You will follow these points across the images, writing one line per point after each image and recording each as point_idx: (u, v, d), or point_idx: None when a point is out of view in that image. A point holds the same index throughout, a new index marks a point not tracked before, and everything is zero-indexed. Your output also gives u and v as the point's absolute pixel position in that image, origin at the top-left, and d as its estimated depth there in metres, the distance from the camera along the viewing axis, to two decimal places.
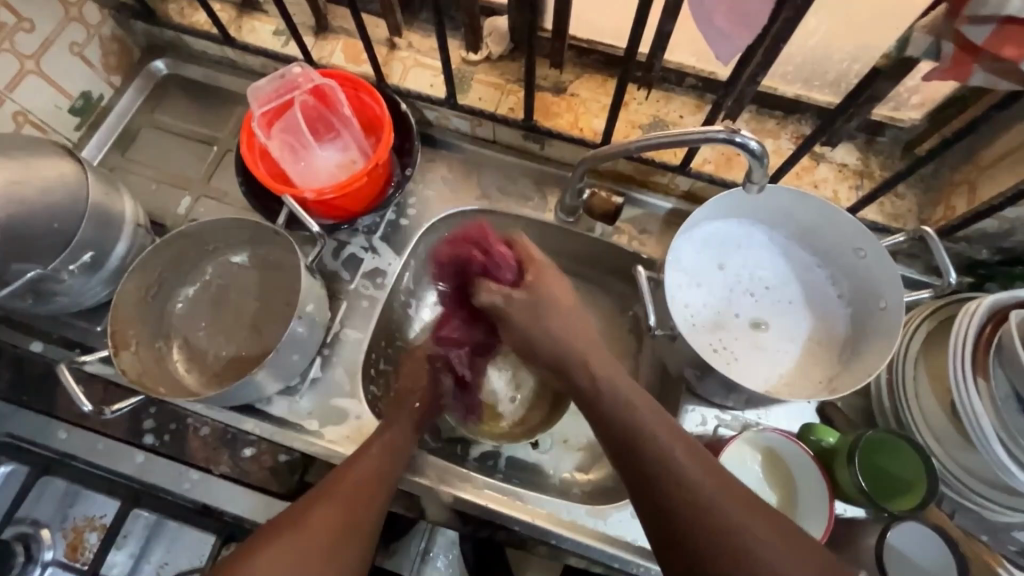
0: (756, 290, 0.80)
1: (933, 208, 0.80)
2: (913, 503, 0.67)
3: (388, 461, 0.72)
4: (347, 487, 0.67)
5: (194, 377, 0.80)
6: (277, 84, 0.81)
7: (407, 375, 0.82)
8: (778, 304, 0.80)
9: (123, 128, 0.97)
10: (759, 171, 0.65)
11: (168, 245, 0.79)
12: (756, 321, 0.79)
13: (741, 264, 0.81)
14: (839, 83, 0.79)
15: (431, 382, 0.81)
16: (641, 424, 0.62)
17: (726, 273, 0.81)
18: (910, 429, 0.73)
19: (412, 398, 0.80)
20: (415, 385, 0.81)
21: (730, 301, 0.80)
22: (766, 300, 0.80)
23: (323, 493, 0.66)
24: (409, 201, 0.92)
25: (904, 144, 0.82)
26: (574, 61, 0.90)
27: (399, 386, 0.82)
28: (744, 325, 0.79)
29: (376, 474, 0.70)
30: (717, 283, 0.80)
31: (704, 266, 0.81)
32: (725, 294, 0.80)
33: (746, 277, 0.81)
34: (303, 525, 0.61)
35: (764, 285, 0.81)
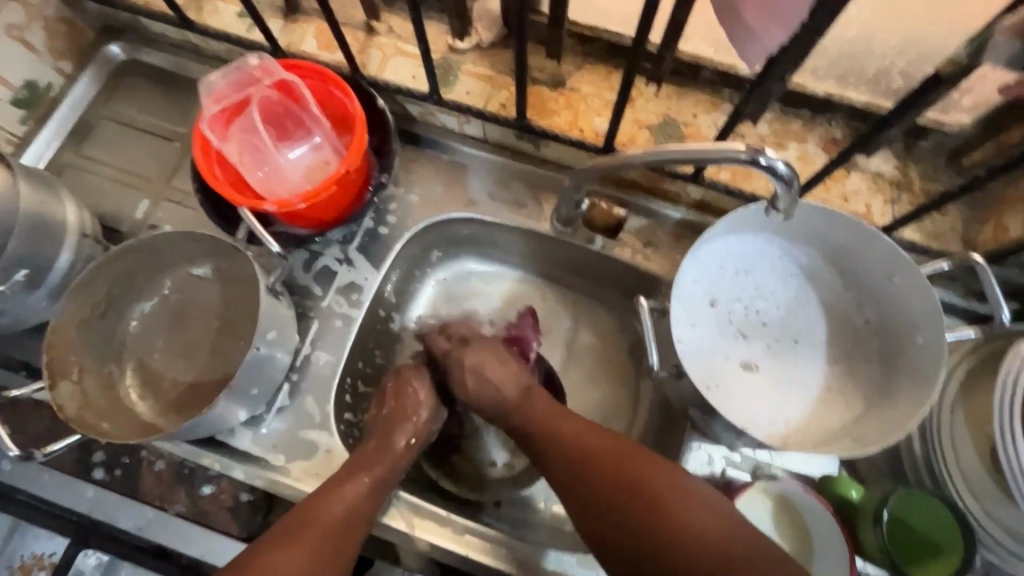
0: (751, 333, 0.71)
1: (979, 227, 0.70)
2: (942, 573, 0.60)
3: (370, 498, 0.65)
4: (321, 530, 0.60)
5: (148, 405, 0.73)
6: (234, 77, 0.71)
7: (400, 401, 0.74)
8: (774, 350, 0.71)
9: (77, 120, 0.88)
10: (786, 193, 0.56)
11: (116, 260, 0.71)
12: (757, 370, 0.70)
13: (735, 297, 0.72)
14: (879, 81, 0.68)
15: (422, 410, 0.74)
16: (562, 426, 0.65)
17: (718, 312, 0.71)
18: (945, 484, 0.64)
19: (406, 433, 0.72)
20: (411, 411, 0.73)
21: (725, 346, 0.70)
22: (763, 345, 0.71)
23: (295, 534, 0.59)
24: (390, 206, 0.83)
25: (948, 151, 0.72)
26: (575, 49, 0.79)
27: (387, 411, 0.73)
28: (742, 373, 0.69)
29: (351, 512, 0.63)
30: (712, 321, 0.71)
31: (697, 301, 0.71)
32: (726, 333, 0.71)
33: (741, 311, 0.72)
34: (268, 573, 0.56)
35: (763, 322, 0.72)
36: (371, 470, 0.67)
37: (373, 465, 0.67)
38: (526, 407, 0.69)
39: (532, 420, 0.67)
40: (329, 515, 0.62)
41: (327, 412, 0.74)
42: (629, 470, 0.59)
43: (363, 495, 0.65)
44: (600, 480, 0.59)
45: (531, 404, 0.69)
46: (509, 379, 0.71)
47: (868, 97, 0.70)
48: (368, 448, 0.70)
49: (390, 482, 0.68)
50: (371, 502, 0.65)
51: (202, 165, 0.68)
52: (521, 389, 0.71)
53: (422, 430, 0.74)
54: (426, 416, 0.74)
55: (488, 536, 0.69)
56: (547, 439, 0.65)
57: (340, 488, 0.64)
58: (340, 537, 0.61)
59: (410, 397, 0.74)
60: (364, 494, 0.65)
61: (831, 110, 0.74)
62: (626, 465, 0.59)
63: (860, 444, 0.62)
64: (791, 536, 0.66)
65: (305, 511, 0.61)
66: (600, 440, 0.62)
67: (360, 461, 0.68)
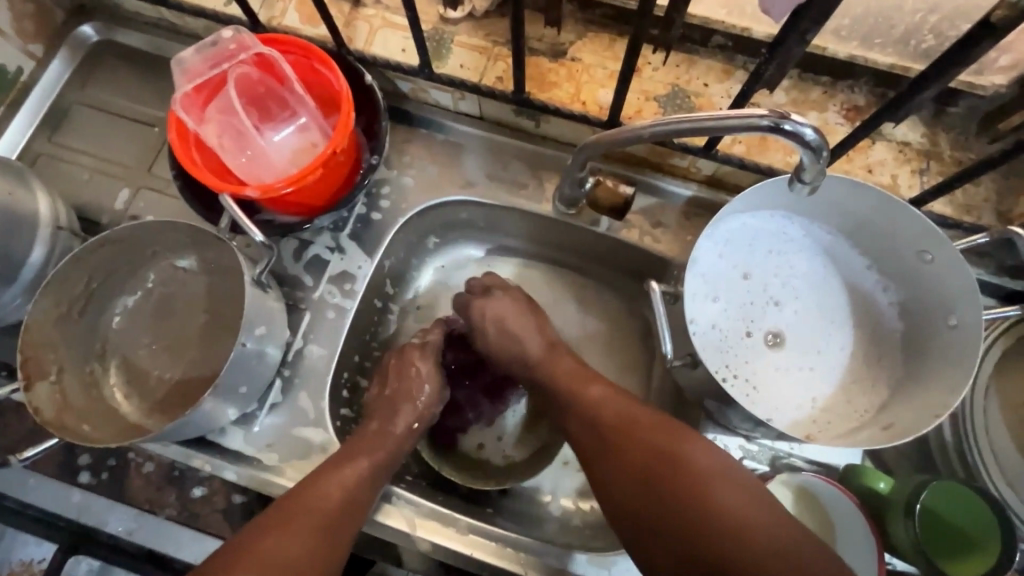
0: (786, 302, 0.67)
1: (1015, 198, 0.65)
2: (984, 568, 0.56)
3: (370, 481, 0.63)
4: (315, 513, 0.57)
5: (134, 404, 0.69)
6: (209, 53, 0.66)
7: (403, 382, 0.71)
8: (805, 320, 0.67)
9: (51, 106, 0.83)
10: (814, 163, 0.52)
11: (92, 252, 0.67)
12: (785, 344, 0.66)
13: (770, 273, 0.68)
14: (907, 40, 0.64)
15: (425, 390, 0.72)
16: (578, 386, 0.63)
17: (751, 284, 0.67)
18: (979, 475, 0.60)
19: (407, 415, 0.69)
20: (413, 392, 0.71)
21: (749, 317, 0.66)
22: (794, 315, 0.67)
23: (291, 516, 0.56)
24: (383, 190, 0.78)
25: (981, 116, 0.67)
26: (576, 17, 0.74)
27: (391, 390, 0.71)
28: (768, 349, 0.65)
29: (348, 501, 0.60)
30: (740, 296, 0.67)
31: (723, 273, 0.67)
32: (745, 308, 0.67)
33: (777, 285, 0.68)
34: (256, 559, 0.52)
35: (795, 296, 0.68)
36: (372, 454, 0.64)
37: (376, 450, 0.65)
38: (554, 372, 0.66)
39: (565, 391, 0.64)
40: (329, 497, 0.59)
41: (322, 409, 0.71)
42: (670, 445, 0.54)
43: (364, 481, 0.62)
44: (644, 468, 0.54)
45: (559, 370, 0.66)
46: (535, 335, 0.70)
47: (894, 58, 0.64)
48: (368, 429, 0.68)
49: (390, 468, 0.66)
50: (370, 487, 0.62)
51: (179, 151, 0.64)
52: (547, 348, 0.69)
53: (425, 414, 0.71)
54: (427, 398, 0.72)
55: (494, 537, 0.66)
56: (570, 404, 0.63)
57: (341, 471, 0.61)
58: (337, 520, 0.58)
59: (412, 378, 0.72)
60: (363, 479, 0.62)
61: (854, 74, 0.68)
62: (645, 433, 0.56)
63: (891, 433, 0.58)
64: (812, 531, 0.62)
65: (301, 492, 0.59)
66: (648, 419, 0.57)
67: (360, 444, 0.65)
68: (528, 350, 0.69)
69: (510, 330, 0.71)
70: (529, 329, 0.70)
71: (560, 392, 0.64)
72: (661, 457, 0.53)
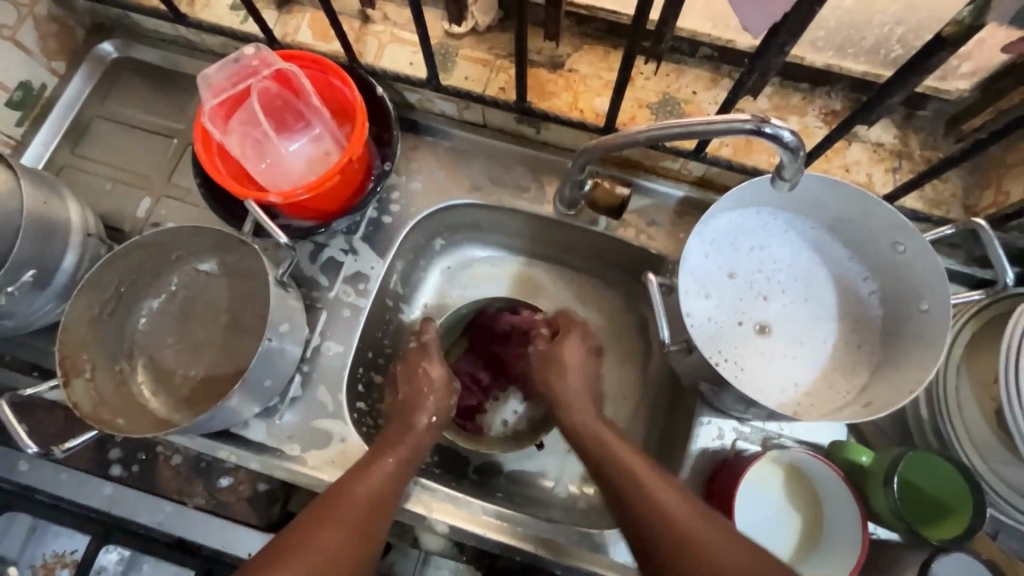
0: (774, 296, 0.72)
1: (980, 192, 0.71)
2: (958, 532, 0.61)
3: (396, 479, 0.67)
4: (350, 507, 0.61)
5: (161, 401, 0.73)
6: (231, 69, 0.71)
7: (414, 384, 0.76)
8: (790, 313, 0.72)
9: (74, 121, 0.87)
10: (793, 163, 0.57)
11: (121, 257, 0.70)
12: (771, 332, 0.71)
13: (753, 268, 0.73)
14: (878, 50, 0.70)
15: (434, 382, 0.77)
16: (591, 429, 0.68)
17: (737, 282, 0.72)
18: (952, 447, 0.65)
19: (427, 411, 0.74)
20: (423, 390, 0.75)
21: (739, 309, 0.71)
22: (780, 308, 0.72)
23: (326, 513, 0.60)
24: (393, 195, 0.83)
25: (948, 118, 0.72)
26: (573, 30, 0.79)
27: (404, 394, 0.76)
28: (757, 337, 0.70)
29: (378, 497, 0.64)
30: (729, 293, 0.72)
31: (711, 273, 0.72)
32: (734, 302, 0.72)
33: (762, 280, 0.73)
34: (303, 552, 0.56)
35: (781, 290, 0.73)
36: (397, 451, 0.68)
37: (397, 447, 0.69)
38: (597, 433, 0.67)
39: (606, 453, 0.65)
40: (358, 495, 0.63)
41: (339, 401, 0.75)
42: (705, 537, 0.54)
43: (389, 477, 0.66)
44: (665, 539, 0.56)
45: (598, 431, 0.68)
46: (576, 383, 0.74)
47: (868, 66, 0.70)
48: (392, 430, 0.72)
49: (414, 463, 0.69)
50: (397, 484, 0.66)
51: (205, 160, 0.68)
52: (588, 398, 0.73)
53: (441, 407, 0.75)
54: (437, 391, 0.76)
55: (504, 517, 0.71)
56: (605, 471, 0.63)
57: (369, 471, 0.65)
58: (371, 520, 0.62)
59: (421, 377, 0.76)
60: (390, 477, 0.66)
61: (830, 81, 0.74)
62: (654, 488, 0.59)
63: (871, 409, 0.64)
64: (803, 502, 0.68)
65: (336, 492, 0.63)
66: (682, 506, 0.57)
67: (385, 445, 0.69)
68: (569, 392, 0.73)
69: (557, 372, 0.75)
70: (573, 378, 0.75)
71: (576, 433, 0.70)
72: (689, 544, 0.54)
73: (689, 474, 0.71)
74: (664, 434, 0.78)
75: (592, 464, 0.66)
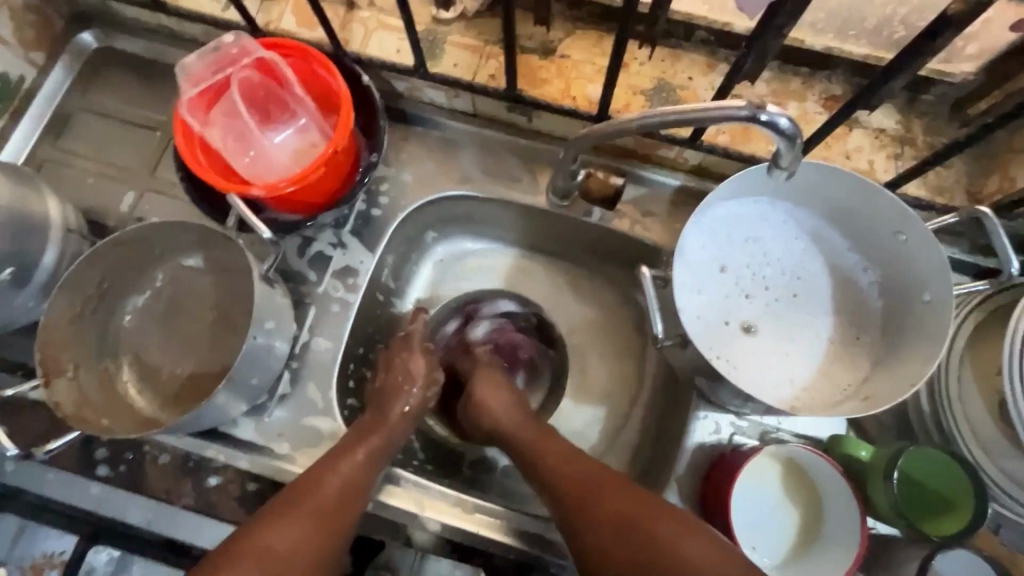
0: (757, 294, 0.70)
1: (985, 178, 0.69)
2: (957, 527, 0.60)
3: (368, 469, 0.66)
4: (315, 501, 0.61)
5: (147, 399, 0.72)
6: (211, 58, 0.69)
7: (392, 373, 0.75)
8: (776, 312, 0.70)
9: (54, 113, 0.85)
10: (790, 151, 0.55)
11: (103, 254, 0.69)
12: (761, 332, 0.69)
13: (747, 261, 0.71)
14: (880, 31, 0.67)
15: (417, 380, 0.75)
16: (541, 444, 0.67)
17: (727, 276, 0.70)
18: (954, 440, 0.64)
19: (401, 401, 0.72)
20: (404, 385, 0.74)
21: (725, 310, 0.69)
22: (766, 306, 0.70)
23: (290, 507, 0.60)
24: (382, 187, 0.81)
25: (952, 102, 0.70)
26: (565, 15, 0.77)
27: (381, 383, 0.74)
28: (748, 336, 0.69)
29: (347, 487, 0.63)
30: (718, 290, 0.70)
31: (705, 264, 0.70)
32: (722, 302, 0.70)
33: (749, 276, 0.71)
34: (260, 548, 0.56)
35: (766, 287, 0.71)
36: (371, 441, 0.67)
37: (370, 436, 0.68)
38: (540, 443, 0.67)
39: (552, 460, 0.65)
40: (326, 487, 0.62)
41: (329, 398, 0.74)
42: (670, 540, 0.55)
43: (360, 467, 0.65)
44: (633, 552, 0.56)
45: (541, 441, 0.67)
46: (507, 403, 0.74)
47: (869, 49, 0.68)
48: (368, 418, 0.71)
49: (386, 453, 0.68)
50: (369, 474, 0.66)
51: (186, 153, 0.66)
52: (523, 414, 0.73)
53: (421, 399, 0.75)
54: (422, 386, 0.75)
55: (497, 513, 0.70)
56: (554, 480, 0.63)
57: (337, 463, 0.64)
58: (337, 512, 0.62)
59: (401, 370, 0.75)
60: (360, 468, 0.65)
61: (831, 65, 0.71)
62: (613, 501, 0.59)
63: (871, 403, 0.62)
64: (802, 496, 0.67)
65: (303, 484, 0.62)
66: (643, 512, 0.58)
67: (359, 433, 0.68)
68: (500, 415, 0.73)
69: (485, 395, 0.75)
70: (503, 399, 0.74)
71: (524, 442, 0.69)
72: (656, 550, 0.55)
73: (685, 469, 0.70)
74: (661, 429, 0.77)
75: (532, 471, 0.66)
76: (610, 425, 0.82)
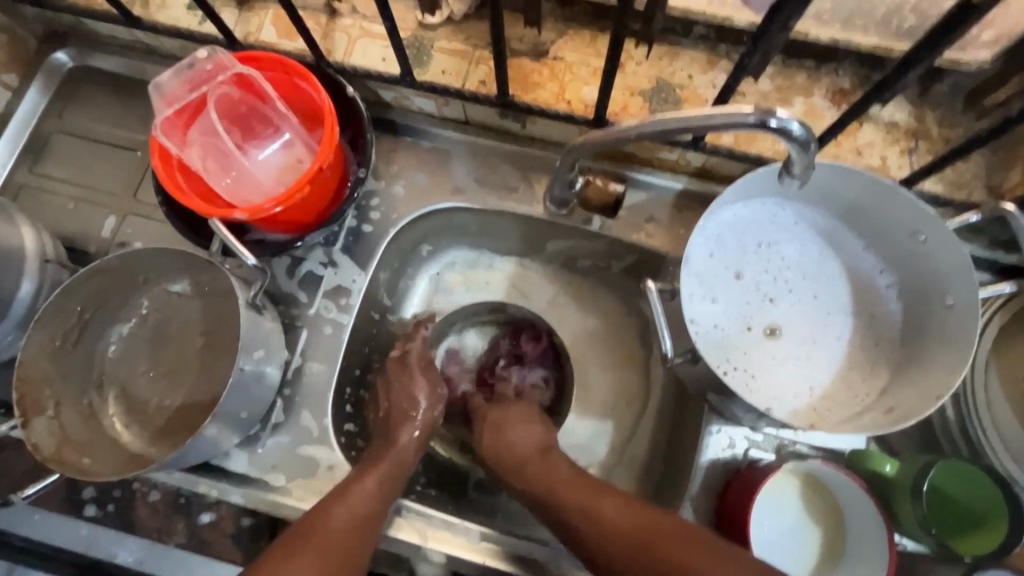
0: (782, 298, 0.67)
1: (1005, 172, 0.66)
2: (993, 545, 0.57)
3: (377, 501, 0.63)
4: (326, 536, 0.58)
5: (134, 434, 0.69)
6: (186, 75, 0.66)
7: (397, 393, 0.72)
8: (802, 313, 0.67)
9: (30, 136, 0.82)
10: (801, 156, 0.51)
11: (82, 283, 0.66)
12: (782, 335, 0.66)
13: (766, 265, 0.67)
14: (889, 21, 0.63)
15: (420, 405, 0.71)
16: (543, 481, 0.64)
17: (744, 284, 0.67)
18: (983, 450, 0.61)
19: (407, 418, 0.70)
20: (410, 411, 0.70)
21: (746, 314, 0.66)
22: (791, 308, 0.67)
23: (301, 542, 0.57)
24: (373, 202, 0.77)
25: (966, 93, 0.67)
26: (556, 15, 0.74)
27: (386, 407, 0.71)
28: (767, 341, 0.65)
29: (360, 518, 0.61)
30: (737, 295, 0.67)
31: (719, 267, 0.67)
32: (741, 307, 0.66)
33: (770, 280, 0.67)
34: None
35: (789, 288, 0.67)
36: (378, 468, 0.65)
37: (379, 463, 0.65)
38: (544, 483, 0.64)
39: (567, 513, 0.60)
40: (337, 519, 0.59)
41: (325, 425, 0.70)
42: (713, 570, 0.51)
43: (371, 495, 0.62)
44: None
45: (553, 480, 0.64)
46: (531, 437, 0.69)
47: (878, 39, 0.65)
48: (374, 449, 0.68)
49: (399, 480, 0.66)
50: (381, 502, 0.63)
51: (163, 177, 0.63)
52: (541, 449, 0.68)
53: (428, 419, 0.72)
54: (425, 408, 0.71)
55: (505, 543, 0.66)
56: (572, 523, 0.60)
57: (348, 491, 0.62)
58: (355, 545, 0.59)
59: (405, 388, 0.72)
60: (373, 496, 0.62)
61: (838, 57, 0.68)
62: (644, 528, 0.55)
63: (894, 416, 0.59)
64: (823, 513, 0.64)
65: (310, 518, 0.59)
66: (676, 537, 0.54)
67: (367, 461, 0.66)
68: (521, 451, 0.68)
69: (507, 435, 0.69)
70: (526, 434, 0.69)
71: (529, 477, 0.65)
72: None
73: (699, 488, 0.66)
74: (671, 446, 0.74)
75: (560, 523, 0.61)
76: (618, 441, 0.79)
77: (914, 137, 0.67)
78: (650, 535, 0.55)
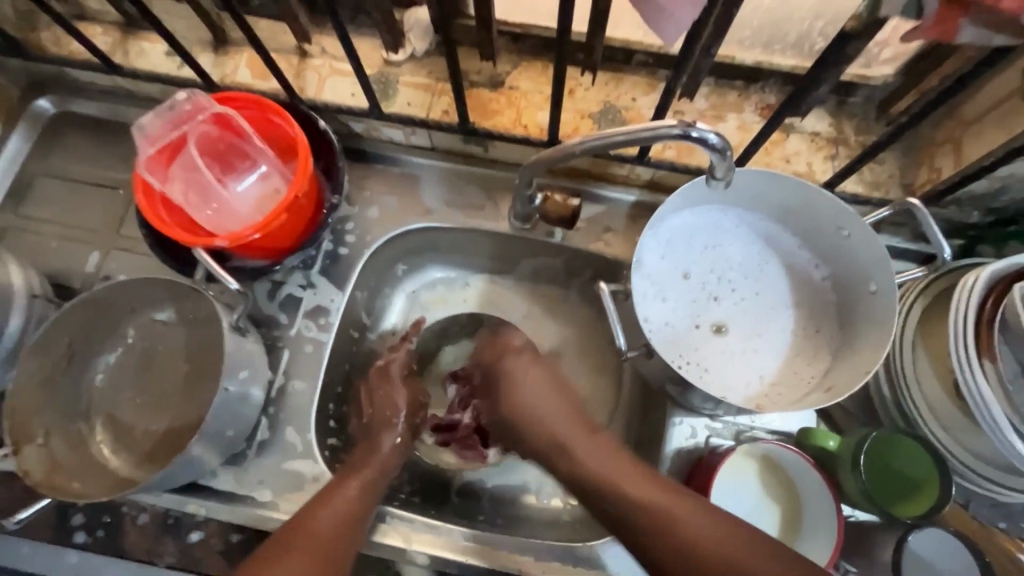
0: (727, 293, 0.73)
1: (915, 171, 0.74)
2: (927, 506, 0.63)
3: (364, 498, 0.66)
4: (309, 536, 0.61)
5: (123, 459, 0.71)
6: (166, 116, 0.71)
7: (379, 405, 0.75)
8: (739, 312, 0.73)
9: (15, 179, 0.85)
10: (721, 162, 0.58)
11: (69, 316, 0.69)
12: (724, 335, 0.71)
13: (707, 269, 0.74)
14: (803, 44, 0.71)
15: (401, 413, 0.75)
16: (547, 415, 0.69)
17: (691, 283, 0.73)
18: (916, 422, 0.67)
19: (394, 425, 0.74)
20: (392, 415, 0.74)
21: (692, 315, 0.72)
22: (728, 308, 0.73)
23: (285, 545, 0.60)
24: (347, 226, 0.82)
25: (878, 102, 0.75)
26: (510, 48, 0.81)
27: (369, 415, 0.75)
28: (712, 340, 0.71)
29: (344, 519, 0.64)
30: (686, 294, 0.73)
31: (668, 272, 0.73)
32: (692, 302, 0.72)
33: (718, 279, 0.73)
34: None
35: (733, 288, 0.73)
36: (361, 474, 0.68)
37: (363, 469, 0.69)
38: (546, 420, 0.69)
39: (553, 446, 0.67)
40: (320, 522, 0.62)
41: (309, 440, 0.74)
42: (664, 506, 0.57)
43: (354, 499, 0.66)
44: (625, 506, 0.59)
45: (550, 416, 0.69)
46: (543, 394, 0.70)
47: (795, 60, 0.72)
48: (358, 453, 0.72)
49: (381, 484, 0.69)
50: (365, 504, 0.66)
51: (147, 211, 0.67)
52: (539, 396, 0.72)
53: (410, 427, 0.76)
54: (405, 419, 0.75)
55: (486, 539, 0.70)
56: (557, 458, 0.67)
57: (332, 495, 0.65)
58: (338, 547, 0.62)
59: (387, 401, 0.75)
60: (356, 498, 0.66)
61: (763, 77, 0.76)
62: (611, 465, 0.62)
63: (832, 394, 0.65)
64: (780, 493, 0.68)
65: (296, 521, 0.62)
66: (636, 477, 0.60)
67: (351, 467, 0.69)
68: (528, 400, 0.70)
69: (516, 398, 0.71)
70: (541, 384, 0.71)
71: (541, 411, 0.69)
72: (652, 509, 0.58)
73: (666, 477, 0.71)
74: (640, 443, 0.78)
75: (549, 457, 0.68)
76: None
77: (836, 143, 0.75)
78: (612, 469, 0.62)
